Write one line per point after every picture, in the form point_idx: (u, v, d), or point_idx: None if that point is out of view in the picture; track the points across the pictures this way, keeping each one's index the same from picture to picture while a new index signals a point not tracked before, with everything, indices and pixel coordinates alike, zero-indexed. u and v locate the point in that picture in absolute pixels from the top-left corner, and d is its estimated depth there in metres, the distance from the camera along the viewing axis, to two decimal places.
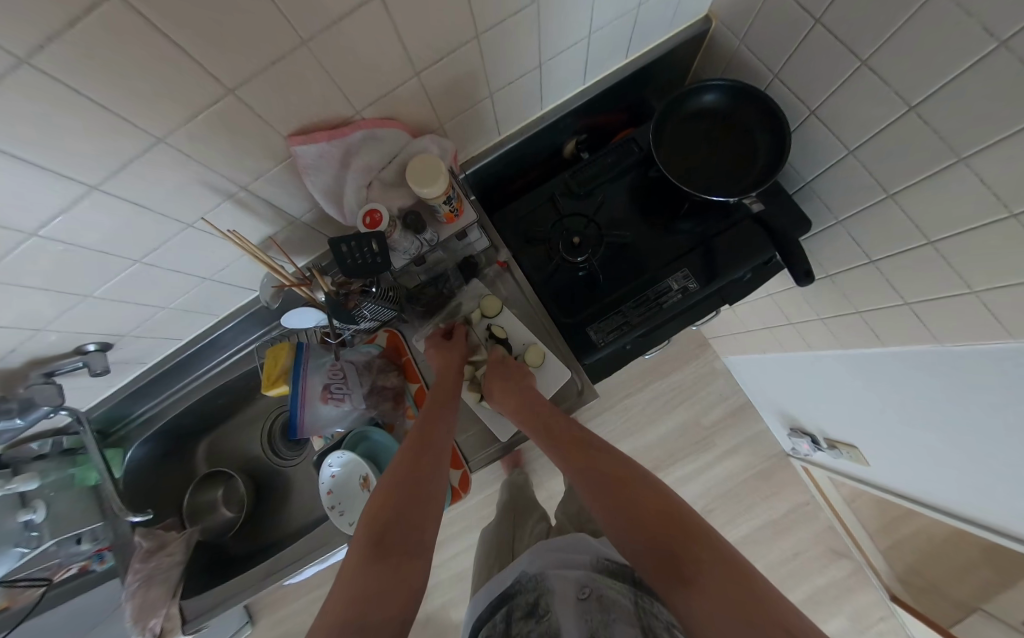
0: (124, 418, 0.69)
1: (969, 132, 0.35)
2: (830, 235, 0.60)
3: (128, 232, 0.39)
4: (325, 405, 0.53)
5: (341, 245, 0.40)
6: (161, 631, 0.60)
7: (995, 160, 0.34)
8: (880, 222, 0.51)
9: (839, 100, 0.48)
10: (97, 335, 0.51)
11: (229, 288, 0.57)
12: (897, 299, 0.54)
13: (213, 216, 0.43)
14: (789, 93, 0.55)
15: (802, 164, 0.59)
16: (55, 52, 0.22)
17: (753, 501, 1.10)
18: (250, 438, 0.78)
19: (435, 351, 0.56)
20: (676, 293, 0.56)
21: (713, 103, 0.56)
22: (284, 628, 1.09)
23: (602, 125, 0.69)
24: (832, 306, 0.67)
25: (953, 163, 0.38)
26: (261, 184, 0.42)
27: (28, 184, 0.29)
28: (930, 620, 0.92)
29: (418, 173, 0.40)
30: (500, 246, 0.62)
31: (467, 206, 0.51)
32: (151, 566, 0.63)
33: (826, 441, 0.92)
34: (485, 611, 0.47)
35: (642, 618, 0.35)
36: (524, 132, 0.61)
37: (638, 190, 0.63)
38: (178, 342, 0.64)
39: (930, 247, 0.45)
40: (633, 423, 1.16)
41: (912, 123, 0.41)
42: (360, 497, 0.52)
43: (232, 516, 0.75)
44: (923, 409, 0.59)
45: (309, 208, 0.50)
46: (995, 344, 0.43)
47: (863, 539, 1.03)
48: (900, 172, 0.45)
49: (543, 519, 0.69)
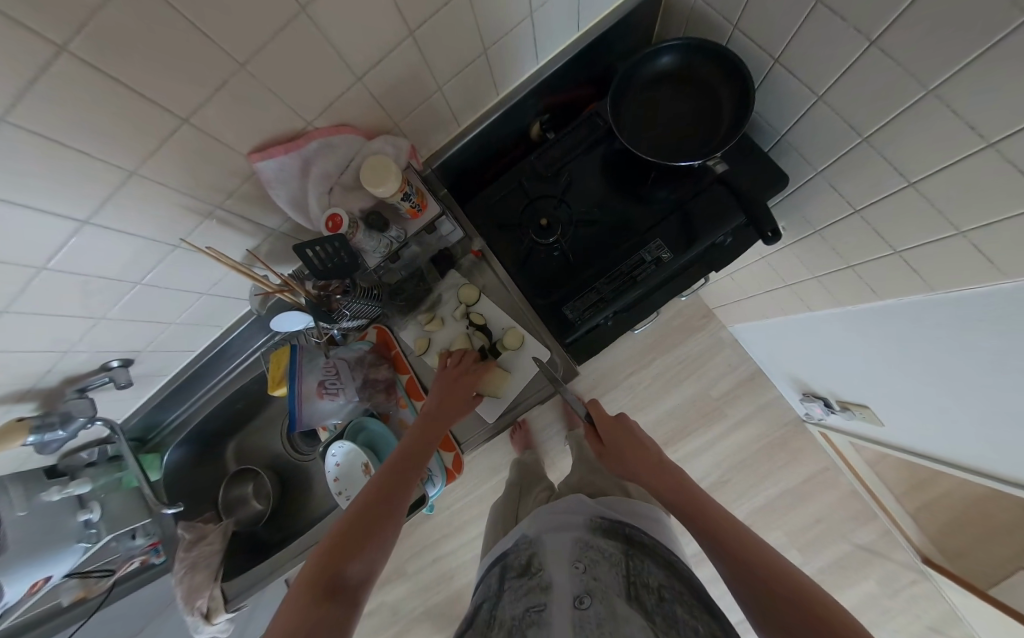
0: (158, 426, 0.77)
1: (937, 59, 0.33)
2: (811, 188, 0.58)
3: (124, 257, 0.43)
4: (322, 400, 0.57)
5: (306, 250, 0.42)
6: (208, 611, 0.68)
7: (966, 87, 0.32)
8: (858, 168, 0.48)
9: (801, 45, 0.46)
10: (119, 352, 0.57)
11: (226, 301, 0.62)
12: (887, 248, 0.51)
13: (196, 234, 0.47)
14: (751, 44, 0.53)
15: (773, 118, 0.57)
16: (22, 110, 0.25)
17: (768, 470, 1.08)
18: (270, 437, 0.84)
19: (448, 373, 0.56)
20: (651, 264, 0.56)
21: (669, 65, 0.54)
22: None
23: (565, 102, 0.69)
24: (826, 263, 0.64)
25: (924, 96, 0.36)
26: (234, 200, 0.45)
27: (27, 225, 0.33)
28: (966, 581, 0.88)
29: (371, 174, 0.42)
30: (474, 235, 0.63)
31: (431, 199, 0.52)
32: (193, 555, 0.70)
33: (838, 404, 0.90)
34: (486, 570, 0.49)
35: (633, 589, 0.35)
36: (485, 120, 0.61)
37: (608, 164, 0.62)
38: (192, 354, 0.70)
39: (913, 189, 0.43)
40: (639, 400, 1.15)
41: (876, 58, 0.38)
42: (363, 482, 0.57)
43: (261, 509, 0.82)
44: (932, 363, 0.56)
45: (285, 218, 0.53)
46: (994, 286, 0.40)
47: (889, 503, 1.00)
48: (872, 114, 0.42)
49: (547, 487, 0.72)
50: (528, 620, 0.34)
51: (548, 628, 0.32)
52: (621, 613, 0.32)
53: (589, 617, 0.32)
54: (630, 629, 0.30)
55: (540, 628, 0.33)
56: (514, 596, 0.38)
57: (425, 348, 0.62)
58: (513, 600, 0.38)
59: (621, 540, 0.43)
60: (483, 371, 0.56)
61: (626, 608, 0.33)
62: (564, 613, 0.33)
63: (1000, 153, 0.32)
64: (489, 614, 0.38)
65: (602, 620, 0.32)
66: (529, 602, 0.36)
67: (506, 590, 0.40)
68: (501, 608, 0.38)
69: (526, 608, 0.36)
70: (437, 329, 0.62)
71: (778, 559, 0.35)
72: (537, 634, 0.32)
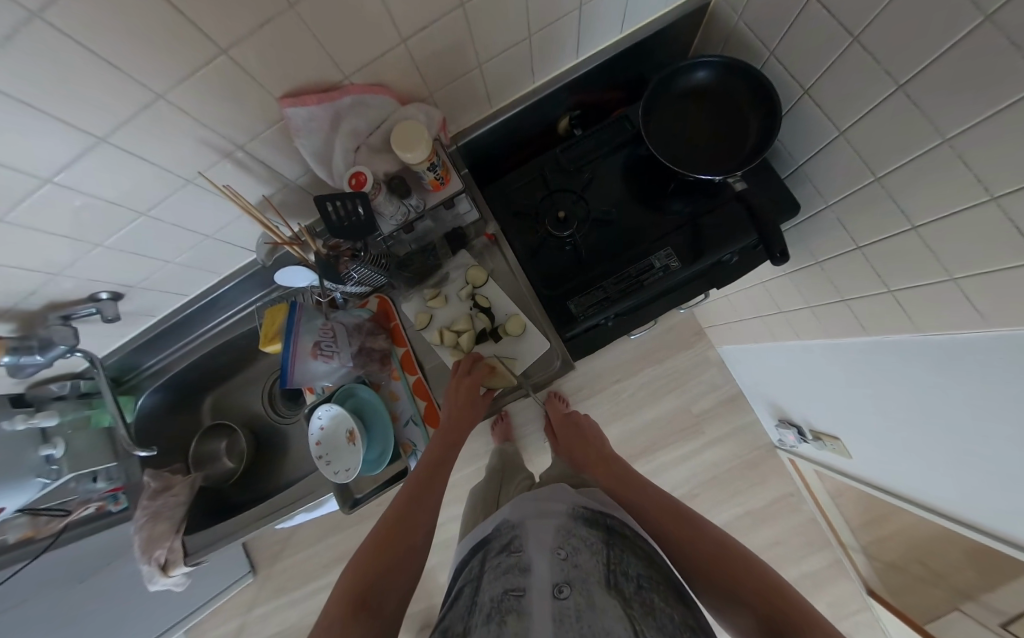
0: (135, 369, 0.75)
1: (957, 111, 0.35)
2: (819, 220, 0.60)
3: (133, 185, 0.42)
4: (315, 361, 0.55)
5: (326, 203, 0.42)
6: (166, 562, 0.66)
7: (980, 139, 0.34)
8: (866, 206, 0.51)
9: (832, 79, 0.47)
10: (108, 284, 0.55)
11: (229, 248, 0.61)
12: (881, 286, 0.54)
13: (212, 172, 0.46)
14: (784, 72, 0.54)
15: (794, 147, 0.59)
16: (62, 7, 0.24)
17: (736, 489, 1.11)
18: (252, 396, 0.83)
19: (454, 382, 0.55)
20: (658, 271, 0.57)
21: (705, 80, 0.56)
22: (282, 577, 1.17)
23: (596, 102, 0.69)
24: (821, 294, 0.67)
25: (938, 143, 0.38)
26: (257, 144, 0.44)
27: (42, 132, 0.32)
28: (905, 614, 0.93)
29: (402, 138, 0.42)
30: (489, 219, 0.64)
31: (454, 175, 0.52)
32: (158, 504, 0.68)
33: (811, 433, 0.93)
34: (466, 552, 0.50)
35: (612, 578, 0.36)
36: (516, 106, 0.62)
37: (629, 168, 0.63)
38: (184, 298, 0.68)
39: (914, 232, 0.45)
40: (623, 407, 1.17)
41: (900, 102, 0.40)
42: (346, 449, 0.54)
43: (231, 467, 0.80)
44: (903, 400, 0.60)
45: (304, 172, 0.52)
46: (975, 332, 0.43)
47: (844, 533, 1.05)
48: (888, 155, 0.44)
49: (529, 478, 0.74)
50: (505, 603, 0.34)
51: (527, 612, 0.33)
52: (600, 603, 0.33)
53: (566, 605, 0.33)
54: (607, 615, 0.31)
55: (519, 612, 0.33)
56: (494, 577, 0.38)
57: (425, 324, 0.61)
58: (493, 582, 0.38)
59: (602, 531, 0.44)
60: (484, 369, 0.56)
61: (604, 598, 0.33)
62: (543, 598, 0.34)
63: (1001, 207, 0.34)
64: (470, 594, 0.38)
65: (581, 606, 0.32)
66: (507, 584, 0.36)
67: (487, 572, 0.40)
68: (481, 590, 0.38)
69: (504, 591, 0.35)
70: (440, 306, 0.61)
71: (753, 567, 0.37)
72: (515, 618, 0.32)
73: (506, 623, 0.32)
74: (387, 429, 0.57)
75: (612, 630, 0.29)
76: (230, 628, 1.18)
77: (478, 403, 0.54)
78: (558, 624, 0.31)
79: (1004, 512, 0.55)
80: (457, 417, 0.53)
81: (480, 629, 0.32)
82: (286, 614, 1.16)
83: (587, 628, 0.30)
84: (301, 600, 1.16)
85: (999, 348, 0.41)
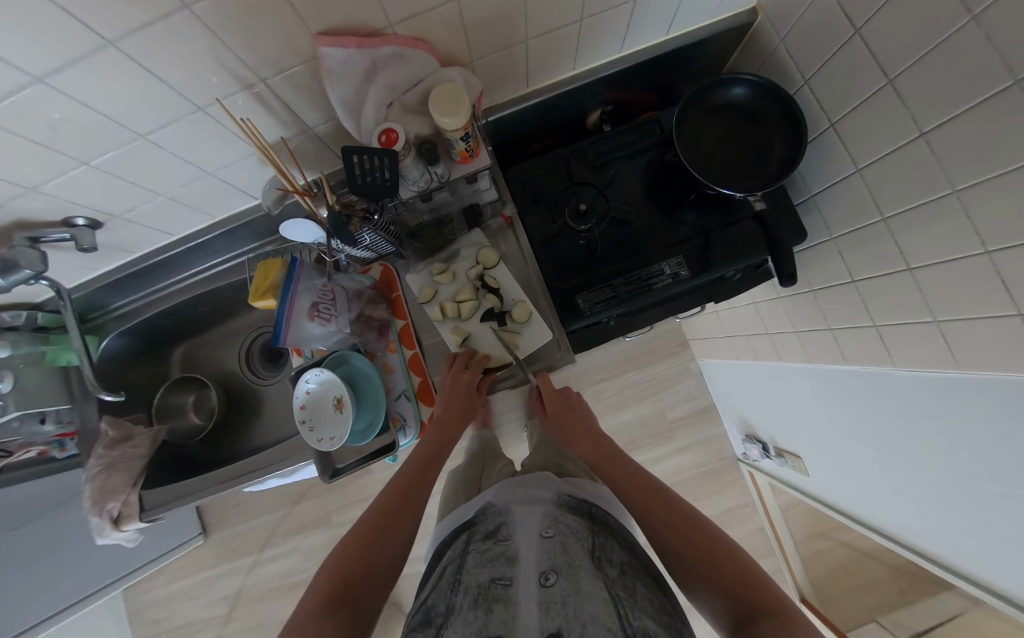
0: (103, 308, 0.69)
1: (971, 165, 0.37)
2: (821, 250, 0.63)
3: (136, 102, 0.38)
4: (311, 323, 0.52)
5: (353, 155, 0.40)
6: (119, 516, 0.61)
7: (985, 195, 0.36)
8: (869, 243, 0.53)
9: (860, 117, 0.49)
10: (87, 210, 0.50)
11: (229, 190, 0.57)
12: (867, 320, 0.57)
13: (228, 102, 0.42)
14: (816, 102, 0.56)
15: (811, 176, 0.61)
16: None
17: (697, 495, 1.18)
18: (228, 351, 0.78)
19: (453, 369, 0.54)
20: (667, 277, 0.58)
21: (740, 97, 0.57)
22: (236, 543, 1.13)
23: (629, 100, 0.69)
24: (809, 320, 0.71)
25: (947, 193, 0.40)
26: (281, 81, 0.41)
27: (44, 24, 0.28)
28: (830, 621, 1.02)
29: (439, 101, 0.40)
30: (507, 201, 0.62)
31: (483, 150, 0.50)
32: (114, 455, 0.63)
33: (775, 449, 1.00)
34: (448, 533, 0.50)
35: (602, 570, 0.36)
36: (551, 90, 0.61)
37: (652, 172, 0.64)
38: (168, 238, 0.63)
39: (908, 274, 0.48)
40: (603, 406, 1.21)
41: (920, 148, 0.42)
42: (332, 418, 0.51)
43: (199, 423, 0.76)
44: (866, 425, 0.65)
45: (325, 120, 0.49)
46: (941, 371, 0.47)
47: (787, 544, 1.13)
48: (898, 197, 0.47)
49: (509, 466, 0.74)
50: (492, 591, 0.33)
51: (514, 599, 0.32)
52: (587, 588, 0.33)
53: (553, 589, 0.32)
54: (594, 598, 0.31)
55: (505, 600, 0.32)
56: (480, 564, 0.38)
57: (428, 298, 0.59)
58: (479, 568, 0.37)
59: (586, 519, 0.45)
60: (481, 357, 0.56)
61: (591, 582, 0.34)
62: (531, 584, 0.33)
63: (992, 261, 0.37)
64: (453, 577, 0.38)
65: (570, 590, 0.32)
66: (494, 573, 0.36)
67: (472, 557, 0.40)
68: (465, 575, 0.37)
69: (491, 579, 0.35)
70: (447, 282, 0.59)
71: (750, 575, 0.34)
72: (502, 606, 0.31)
73: (492, 609, 0.31)
74: (378, 397, 0.55)
75: (597, 615, 0.29)
76: (173, 589, 1.13)
77: (476, 401, 0.54)
78: (544, 610, 0.30)
79: (941, 537, 0.60)
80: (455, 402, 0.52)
81: (464, 613, 0.31)
82: (235, 581, 1.12)
83: (575, 608, 0.30)
84: (253, 566, 1.13)
85: (961, 386, 0.45)
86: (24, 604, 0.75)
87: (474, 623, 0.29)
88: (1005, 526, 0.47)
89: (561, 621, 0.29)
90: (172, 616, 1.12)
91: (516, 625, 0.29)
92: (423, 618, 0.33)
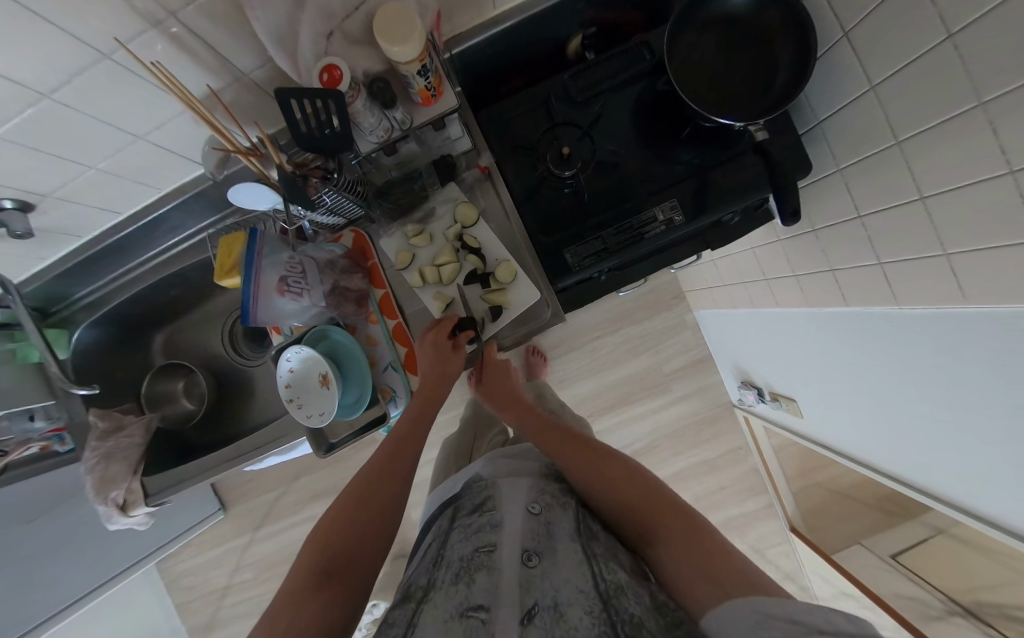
0: (67, 298, 0.66)
1: (1000, 71, 0.32)
2: (827, 183, 0.59)
3: (18, 53, 0.31)
4: (282, 298, 0.49)
5: (292, 101, 0.33)
6: (125, 503, 0.62)
7: (1014, 107, 0.31)
8: (879, 172, 0.49)
9: (877, 21, 0.42)
10: (11, 190, 0.46)
11: (169, 156, 0.51)
12: (871, 257, 0.54)
13: (136, 45, 0.35)
14: (828, 4, 0.48)
15: (819, 99, 0.55)
16: None
17: (693, 441, 1.22)
18: (209, 336, 0.76)
19: (433, 337, 0.52)
20: (660, 224, 0.54)
21: (740, 6, 0.49)
22: (254, 515, 1.19)
23: (614, 21, 0.61)
24: (810, 262, 0.68)
25: (972, 107, 0.35)
26: (192, 14, 0.34)
27: None
28: (815, 546, 1.10)
29: (386, 26, 0.33)
30: (483, 149, 0.56)
31: (448, 88, 0.44)
32: (109, 445, 0.63)
33: (770, 394, 1.01)
34: (436, 508, 0.50)
35: (582, 541, 0.37)
36: (523, 13, 0.53)
37: (642, 105, 0.57)
38: (116, 217, 0.59)
39: (920, 203, 0.44)
40: (599, 363, 1.21)
41: (945, 53, 0.36)
42: (320, 395, 0.50)
43: (193, 408, 0.75)
44: (865, 365, 0.64)
45: (259, 63, 0.43)
46: (947, 307, 0.45)
47: (779, 481, 1.19)
48: (916, 116, 0.41)
49: (502, 432, 0.74)
50: (474, 560, 0.34)
51: (496, 567, 0.33)
52: (564, 558, 0.34)
53: (535, 567, 0.33)
54: (570, 566, 0.32)
55: (488, 569, 0.33)
56: (464, 536, 0.38)
57: (405, 264, 0.55)
58: (463, 541, 0.38)
59: (572, 489, 0.47)
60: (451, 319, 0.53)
61: (569, 550, 0.35)
62: (514, 560, 0.33)
63: (1015, 182, 0.33)
64: (437, 552, 0.38)
65: (552, 567, 0.33)
66: (477, 543, 0.36)
67: (456, 532, 0.40)
68: (449, 547, 0.38)
69: (474, 549, 0.36)
70: (425, 246, 0.55)
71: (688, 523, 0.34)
72: (485, 574, 0.32)
73: (474, 578, 0.32)
74: (364, 370, 0.53)
75: (572, 579, 0.30)
76: (202, 559, 1.20)
77: (451, 357, 0.51)
78: (526, 587, 0.30)
79: (937, 465, 0.61)
80: (436, 374, 0.50)
81: (446, 587, 0.32)
82: (260, 548, 1.19)
83: (554, 580, 0.31)
84: (276, 534, 1.19)
85: (968, 322, 0.43)
86: (30, 597, 0.77)
87: (455, 599, 0.30)
88: (1003, 454, 0.47)
89: (538, 595, 0.29)
90: (207, 582, 1.21)
91: (497, 595, 0.30)
92: (405, 593, 0.34)
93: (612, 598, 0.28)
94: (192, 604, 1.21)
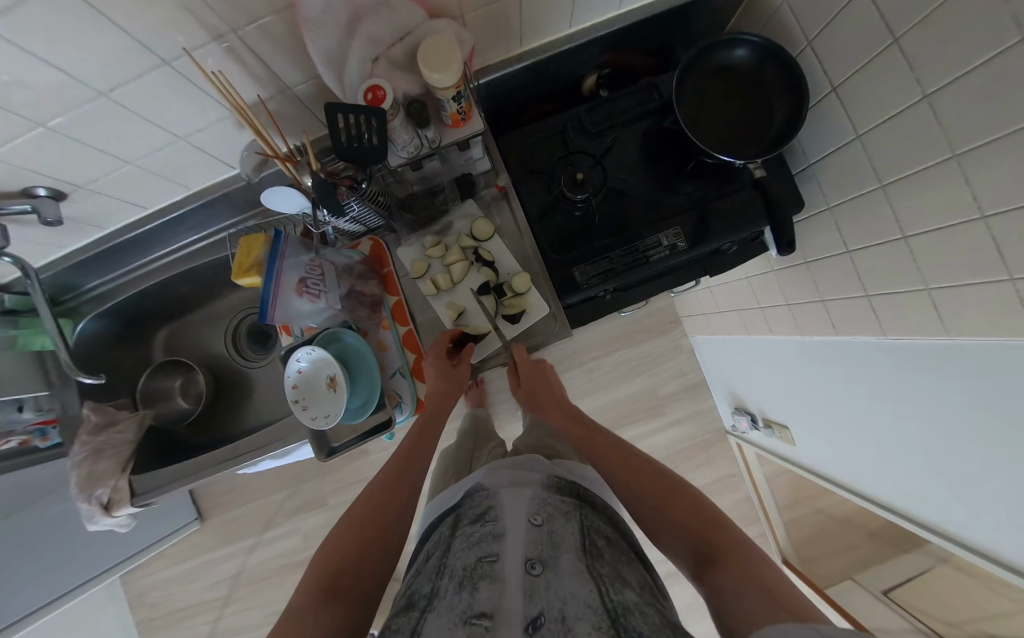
0: (76, 289, 0.66)
1: (971, 129, 0.36)
2: (818, 220, 0.63)
3: (88, 55, 0.34)
4: (299, 299, 0.49)
5: (337, 114, 0.37)
6: (109, 502, 0.60)
7: (985, 160, 0.35)
8: (866, 212, 0.53)
9: (862, 81, 0.48)
10: (48, 180, 0.47)
11: (204, 158, 0.53)
12: (859, 289, 0.58)
13: (197, 55, 0.38)
14: (818, 63, 0.54)
15: (810, 144, 0.61)
16: None
17: (687, 466, 1.22)
18: (213, 334, 0.76)
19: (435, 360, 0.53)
20: (664, 249, 0.57)
21: (741, 60, 0.54)
22: (233, 527, 1.13)
23: (625, 65, 0.67)
24: (802, 293, 0.71)
25: (947, 159, 0.39)
26: (253, 33, 0.37)
27: None
28: (809, 580, 1.08)
29: (430, 56, 0.37)
30: (501, 170, 0.60)
31: (476, 113, 0.48)
32: (100, 441, 0.61)
33: (763, 420, 1.03)
34: (436, 518, 0.50)
35: (588, 556, 0.36)
36: (547, 51, 0.58)
37: (650, 140, 0.62)
38: (140, 212, 0.60)
39: (903, 242, 0.48)
40: (596, 383, 1.22)
41: (923, 112, 0.41)
42: (327, 397, 0.50)
43: (188, 407, 0.74)
44: (854, 393, 0.66)
45: (304, 79, 0.46)
46: (931, 339, 0.48)
47: (772, 510, 1.18)
48: (897, 164, 0.46)
49: (501, 447, 0.74)
50: (478, 570, 0.34)
51: (499, 576, 0.33)
52: (570, 571, 0.33)
53: (538, 578, 0.32)
54: (575, 580, 0.32)
55: (491, 578, 0.33)
56: (466, 546, 0.38)
57: (420, 273, 0.57)
58: (466, 550, 0.37)
59: (575, 502, 0.47)
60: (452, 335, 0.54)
61: (572, 563, 0.34)
62: (517, 569, 0.33)
63: (987, 226, 0.37)
64: (439, 561, 0.38)
65: (556, 576, 0.32)
66: (481, 552, 0.36)
67: (458, 541, 0.40)
68: (451, 556, 0.37)
69: (477, 559, 0.35)
70: (439, 256, 0.58)
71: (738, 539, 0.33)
72: (488, 583, 0.32)
73: (478, 587, 0.31)
74: (373, 375, 0.54)
75: (577, 592, 0.30)
76: (171, 574, 1.13)
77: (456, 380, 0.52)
78: (529, 596, 0.30)
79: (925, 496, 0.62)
80: (438, 395, 0.52)
81: (449, 596, 0.31)
82: (236, 563, 1.13)
83: (558, 589, 0.31)
84: (254, 549, 1.13)
85: (950, 354, 0.46)
86: None
87: (458, 606, 0.29)
88: (989, 484, 0.49)
89: (543, 606, 0.29)
90: (173, 600, 1.13)
91: (501, 604, 0.30)
92: (407, 603, 0.33)
93: (618, 616, 0.28)
94: (154, 624, 1.12)
